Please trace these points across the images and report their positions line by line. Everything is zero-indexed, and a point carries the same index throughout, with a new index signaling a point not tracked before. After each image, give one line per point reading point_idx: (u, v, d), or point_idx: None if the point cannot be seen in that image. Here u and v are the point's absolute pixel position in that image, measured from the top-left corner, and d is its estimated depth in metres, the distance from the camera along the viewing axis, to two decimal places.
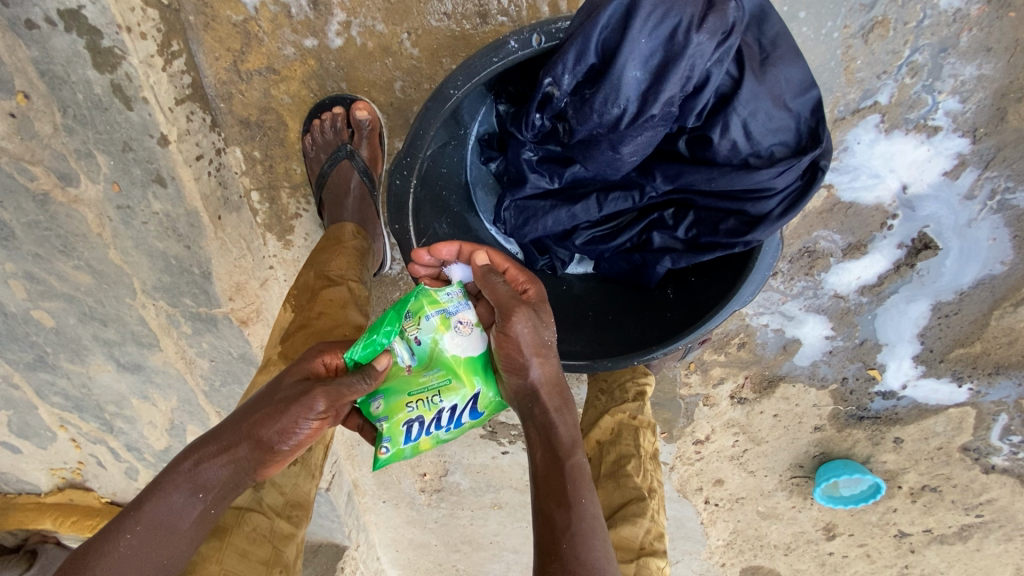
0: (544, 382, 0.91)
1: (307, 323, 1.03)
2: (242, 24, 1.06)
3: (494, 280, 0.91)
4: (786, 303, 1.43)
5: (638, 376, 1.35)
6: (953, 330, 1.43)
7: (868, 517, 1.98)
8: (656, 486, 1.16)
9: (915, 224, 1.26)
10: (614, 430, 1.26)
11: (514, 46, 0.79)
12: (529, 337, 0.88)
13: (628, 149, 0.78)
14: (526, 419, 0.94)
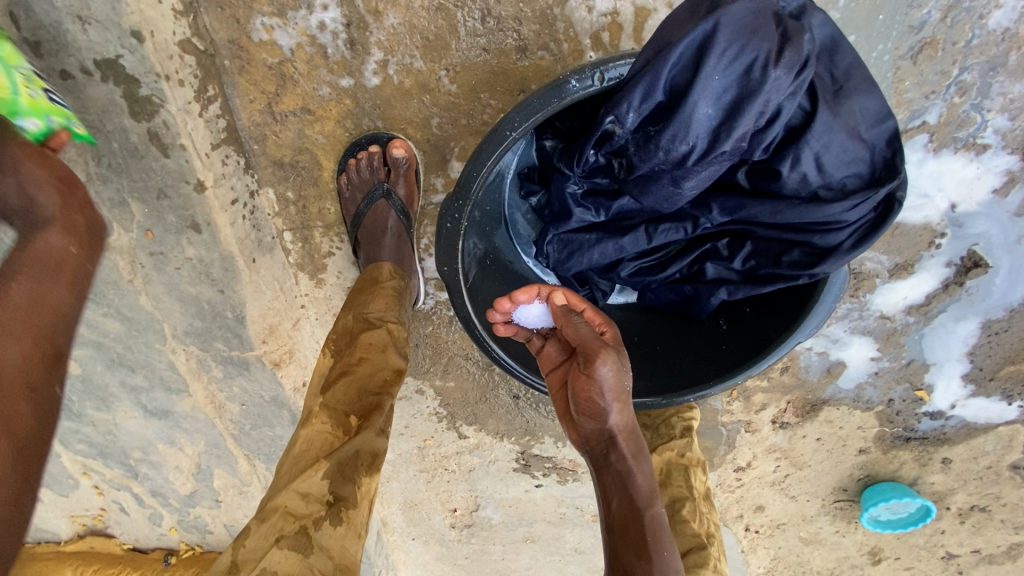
0: (622, 429, 0.95)
1: (347, 370, 0.99)
2: (277, 66, 1.04)
3: (574, 320, 0.96)
4: (831, 326, 1.39)
5: (683, 409, 1.32)
6: (1003, 348, 1.39)
7: (915, 540, 1.92)
8: (714, 532, 1.16)
9: (964, 242, 1.23)
10: (664, 471, 1.24)
11: (575, 85, 0.77)
12: (612, 382, 0.93)
13: (690, 183, 0.76)
14: (602, 463, 0.99)
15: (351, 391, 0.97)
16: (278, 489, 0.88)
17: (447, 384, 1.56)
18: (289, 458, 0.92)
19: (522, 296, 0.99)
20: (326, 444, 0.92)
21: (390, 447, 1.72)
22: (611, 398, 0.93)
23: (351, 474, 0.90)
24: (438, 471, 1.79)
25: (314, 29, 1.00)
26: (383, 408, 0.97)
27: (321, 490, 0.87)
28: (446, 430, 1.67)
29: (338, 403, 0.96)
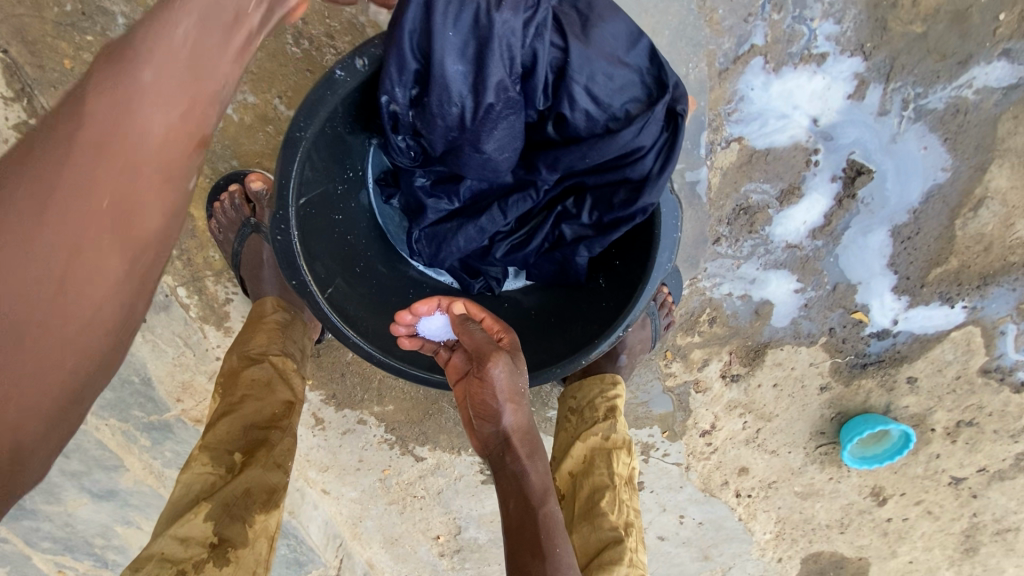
0: (515, 428, 0.94)
1: (230, 409, 1.01)
2: None
3: (470, 327, 0.97)
4: (741, 267, 1.37)
5: (608, 388, 1.31)
6: (922, 252, 1.36)
7: (914, 470, 1.84)
8: (632, 520, 1.14)
9: (840, 153, 1.22)
10: (587, 458, 1.22)
11: (341, 74, 0.77)
12: (506, 383, 0.93)
13: (491, 145, 0.82)
14: (499, 465, 0.96)
15: (235, 428, 0.99)
16: (157, 535, 0.88)
17: (387, 407, 1.56)
18: (169, 502, 0.93)
19: (422, 308, 1.02)
20: (210, 483, 0.94)
21: (353, 484, 1.69)
22: (503, 398, 0.93)
23: (239, 512, 0.91)
24: (407, 501, 1.75)
25: None
26: (271, 441, 1.00)
27: (205, 531, 0.88)
28: (402, 455, 1.64)
29: (222, 441, 0.98)
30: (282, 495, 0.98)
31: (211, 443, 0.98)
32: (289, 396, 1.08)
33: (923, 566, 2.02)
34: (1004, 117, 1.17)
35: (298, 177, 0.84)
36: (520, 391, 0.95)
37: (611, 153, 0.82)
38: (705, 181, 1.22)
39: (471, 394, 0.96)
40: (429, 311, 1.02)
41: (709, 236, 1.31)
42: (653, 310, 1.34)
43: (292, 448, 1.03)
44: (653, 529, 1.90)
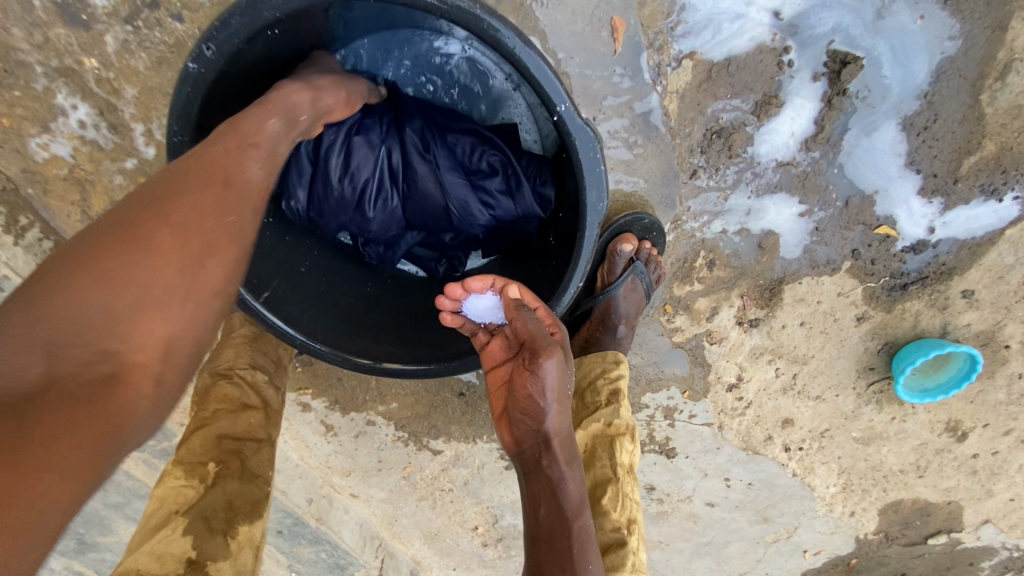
0: (556, 433, 0.82)
1: (204, 422, 1.05)
2: (70, 175, 1.10)
3: (526, 314, 0.85)
4: (729, 199, 1.23)
5: (610, 367, 1.19)
6: (946, 141, 1.15)
7: (993, 397, 1.59)
8: (636, 519, 1.05)
9: (818, 45, 1.07)
10: (588, 448, 1.13)
11: (193, 66, 0.75)
12: (556, 380, 0.80)
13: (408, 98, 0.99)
14: (531, 465, 0.86)
15: (208, 441, 1.02)
16: (131, 552, 0.86)
17: (392, 405, 1.56)
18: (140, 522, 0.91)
19: (475, 283, 0.91)
20: (184, 497, 0.94)
21: (379, 485, 1.69)
22: (548, 399, 0.80)
23: (220, 526, 0.92)
24: (436, 495, 1.72)
25: (78, 129, 1.06)
26: (246, 454, 1.04)
27: (183, 547, 0.86)
28: (419, 450, 1.63)
29: (195, 454, 1.00)
30: (265, 507, 1.01)
31: (184, 458, 0.99)
32: (263, 408, 1.12)
33: None
34: None
35: None
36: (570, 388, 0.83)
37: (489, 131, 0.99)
38: (658, 108, 1.09)
39: (513, 387, 0.85)
40: (482, 289, 0.93)
41: (684, 170, 1.17)
42: (640, 269, 1.19)
43: (265, 460, 1.07)
44: (699, 496, 1.77)
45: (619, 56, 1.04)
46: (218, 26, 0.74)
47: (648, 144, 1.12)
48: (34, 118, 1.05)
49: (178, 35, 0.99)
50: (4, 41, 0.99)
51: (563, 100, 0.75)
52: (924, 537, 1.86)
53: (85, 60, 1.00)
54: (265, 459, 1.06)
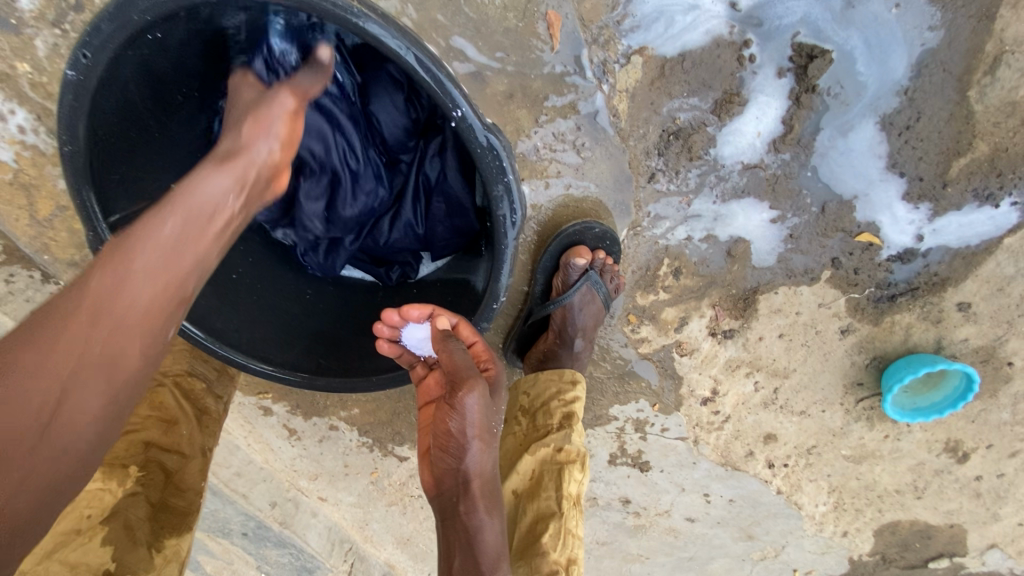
0: (477, 473, 0.80)
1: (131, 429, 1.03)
2: (15, 180, 1.11)
3: (454, 346, 0.86)
4: (693, 204, 1.14)
5: (566, 388, 1.13)
6: (932, 142, 1.05)
7: (997, 417, 1.47)
8: (577, 560, 0.99)
9: (782, 37, 0.98)
10: (535, 475, 1.06)
11: (70, 72, 0.77)
12: (479, 417, 0.80)
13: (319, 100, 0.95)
14: (448, 509, 0.82)
15: (134, 446, 1.01)
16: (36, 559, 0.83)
17: (354, 411, 1.55)
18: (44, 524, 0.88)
19: (413, 311, 0.93)
20: (98, 501, 0.92)
21: (347, 490, 1.67)
22: (466, 433, 0.81)
23: (143, 537, 0.93)
24: (406, 500, 1.71)
25: (18, 135, 1.05)
26: (169, 467, 1.02)
27: (101, 557, 0.87)
28: (384, 456, 1.60)
29: (118, 457, 0.98)
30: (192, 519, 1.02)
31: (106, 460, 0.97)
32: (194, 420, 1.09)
33: None
34: None
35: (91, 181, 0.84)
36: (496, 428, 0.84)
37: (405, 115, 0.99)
38: (605, 110, 1.01)
39: (436, 422, 0.85)
40: (420, 319, 0.94)
41: (640, 174, 1.09)
42: (594, 279, 1.13)
43: (195, 472, 1.06)
44: (677, 511, 1.70)
45: (559, 53, 0.97)
46: (89, 32, 0.75)
47: (596, 147, 1.04)
48: None
49: None
50: None
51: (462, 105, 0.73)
52: (924, 559, 1.75)
53: (18, 64, 0.99)
54: (193, 471, 1.05)
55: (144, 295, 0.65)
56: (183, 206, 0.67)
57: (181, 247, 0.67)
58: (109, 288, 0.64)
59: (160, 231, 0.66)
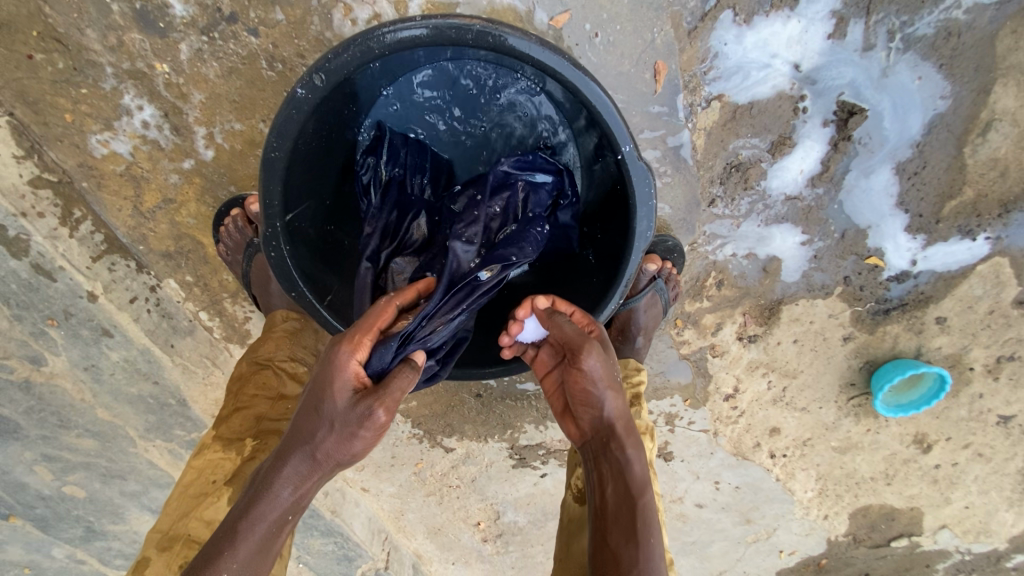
0: (617, 416, 0.94)
1: (242, 405, 1.09)
2: (126, 172, 1.15)
3: (559, 321, 0.92)
4: (740, 226, 1.35)
5: (632, 373, 1.29)
6: (931, 186, 1.30)
7: (957, 413, 1.67)
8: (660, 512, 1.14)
9: (829, 95, 1.20)
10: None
11: (302, 92, 0.83)
12: (603, 371, 0.91)
13: (453, 117, 1.03)
14: (598, 452, 0.96)
15: (247, 421, 1.07)
16: (183, 517, 0.95)
17: (409, 403, 1.65)
18: (179, 488, 0.99)
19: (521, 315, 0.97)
20: (223, 469, 1.01)
21: (389, 480, 1.75)
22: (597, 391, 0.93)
23: None
24: (444, 491, 1.78)
25: (140, 129, 1.11)
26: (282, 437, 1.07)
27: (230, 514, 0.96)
28: (431, 447, 1.70)
29: (235, 431, 1.06)
30: None
31: (225, 434, 1.05)
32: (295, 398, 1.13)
33: (980, 511, 1.83)
34: (1001, 33, 1.14)
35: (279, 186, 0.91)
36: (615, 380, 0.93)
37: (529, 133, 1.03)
38: (688, 144, 1.23)
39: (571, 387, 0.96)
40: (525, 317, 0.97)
41: (703, 198, 1.30)
42: (660, 286, 1.31)
43: None
44: (690, 497, 1.89)
45: (659, 95, 1.19)
46: (328, 58, 0.81)
47: (675, 175, 1.27)
48: (98, 115, 1.09)
49: (251, 48, 1.05)
50: (79, 43, 1.04)
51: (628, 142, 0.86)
52: (888, 539, 1.93)
53: (158, 64, 1.05)
54: None
55: (312, 470, 0.80)
56: (370, 397, 0.77)
57: (351, 438, 0.78)
58: (292, 468, 0.80)
59: (336, 411, 0.78)
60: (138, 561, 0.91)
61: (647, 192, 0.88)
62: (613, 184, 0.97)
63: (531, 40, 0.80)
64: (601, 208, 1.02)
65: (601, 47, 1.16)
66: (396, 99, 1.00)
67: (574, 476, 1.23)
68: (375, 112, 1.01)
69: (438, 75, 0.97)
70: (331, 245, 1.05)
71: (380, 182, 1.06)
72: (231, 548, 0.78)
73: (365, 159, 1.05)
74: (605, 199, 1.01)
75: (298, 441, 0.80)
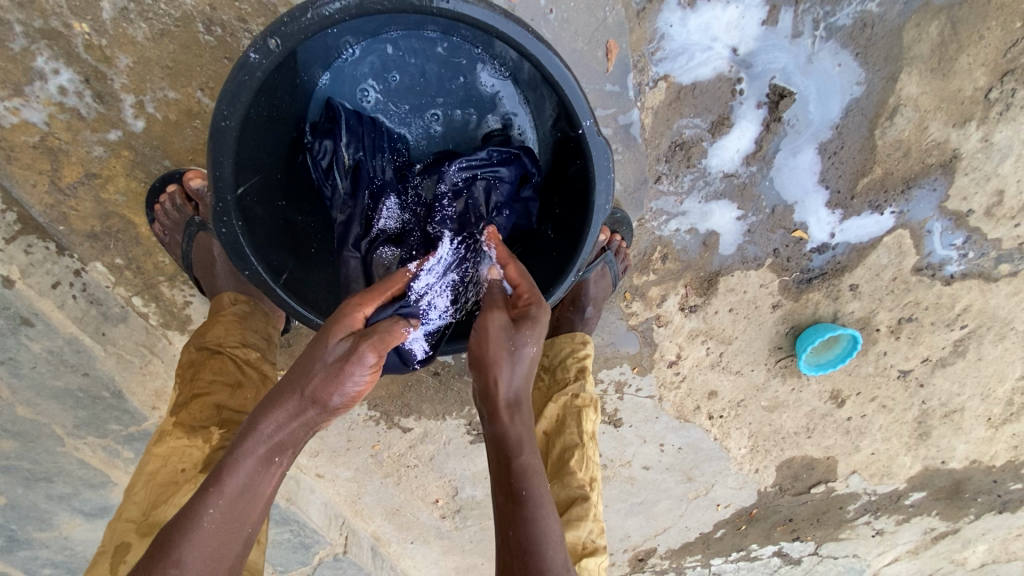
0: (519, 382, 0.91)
1: (200, 392, 1.03)
2: (41, 143, 1.06)
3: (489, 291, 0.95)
4: (684, 203, 1.44)
5: (578, 347, 1.34)
6: (848, 164, 1.43)
7: (865, 370, 1.85)
8: (597, 478, 1.20)
9: (762, 79, 1.30)
10: (559, 418, 1.26)
11: (255, 57, 0.80)
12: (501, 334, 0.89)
13: (408, 94, 1.04)
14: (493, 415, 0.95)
15: (208, 410, 1.02)
16: (158, 506, 0.93)
17: None
18: (143, 478, 0.96)
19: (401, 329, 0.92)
20: (190, 457, 0.98)
21: (345, 464, 1.74)
22: (488, 359, 0.89)
23: None
24: (401, 471, 1.77)
25: (57, 96, 1.02)
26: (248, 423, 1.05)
27: None
28: (389, 429, 1.70)
29: (197, 419, 1.01)
30: None
31: (185, 421, 1.01)
32: (257, 383, 1.09)
33: (883, 456, 2.07)
34: (907, 26, 1.27)
35: (229, 157, 0.86)
36: (513, 355, 0.89)
37: (482, 111, 1.06)
38: (637, 123, 1.31)
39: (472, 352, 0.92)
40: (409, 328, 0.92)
41: (650, 175, 1.39)
42: (610, 258, 1.38)
43: None
44: (637, 461, 2.00)
45: (611, 74, 1.26)
46: (284, 21, 0.80)
47: (625, 152, 1.34)
48: (6, 79, 1.00)
49: (185, 10, 0.99)
50: None
51: (588, 117, 0.92)
52: (808, 486, 2.13)
53: (76, 24, 0.98)
54: None
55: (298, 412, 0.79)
56: (369, 343, 0.77)
57: (337, 382, 0.77)
58: (276, 411, 0.79)
59: (330, 353, 0.78)
60: (117, 547, 0.90)
61: (605, 164, 0.94)
62: (571, 158, 1.01)
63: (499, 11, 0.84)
64: (559, 186, 1.06)
65: (555, 24, 1.20)
66: (353, 73, 1.00)
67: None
68: (328, 88, 1.01)
69: (397, 56, 0.98)
70: (283, 222, 1.01)
71: (342, 165, 1.04)
72: (212, 494, 0.78)
73: (322, 142, 1.03)
74: (563, 178, 1.04)
75: (286, 381, 0.80)
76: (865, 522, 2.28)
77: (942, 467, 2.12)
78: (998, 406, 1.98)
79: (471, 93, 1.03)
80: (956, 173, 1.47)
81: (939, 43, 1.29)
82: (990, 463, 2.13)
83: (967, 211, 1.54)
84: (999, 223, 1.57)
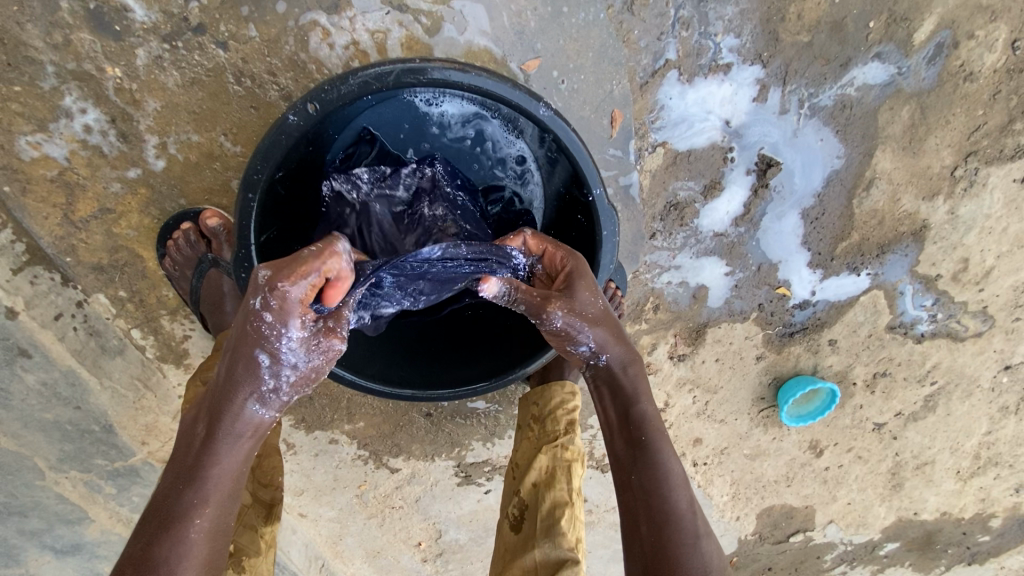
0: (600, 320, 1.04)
1: None
2: (59, 177, 1.08)
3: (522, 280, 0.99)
4: (677, 257, 1.52)
5: (568, 398, 1.36)
6: (829, 229, 1.53)
7: (841, 422, 1.92)
8: (584, 539, 1.19)
9: (751, 149, 1.40)
10: (550, 470, 1.26)
11: (293, 119, 0.90)
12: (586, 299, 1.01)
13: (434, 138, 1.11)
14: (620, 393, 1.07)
15: None
16: None
17: (358, 424, 1.63)
18: None
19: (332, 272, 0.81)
20: None
21: (329, 504, 1.71)
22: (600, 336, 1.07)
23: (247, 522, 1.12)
24: (386, 512, 1.75)
25: (81, 133, 1.06)
26: None
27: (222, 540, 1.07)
28: (376, 468, 1.68)
29: None
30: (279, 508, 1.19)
31: None
32: None
33: (859, 506, 2.12)
34: (882, 108, 1.39)
35: (257, 211, 0.96)
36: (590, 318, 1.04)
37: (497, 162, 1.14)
38: (637, 184, 1.39)
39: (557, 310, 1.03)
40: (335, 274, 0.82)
41: (646, 232, 1.46)
42: (603, 304, 1.43)
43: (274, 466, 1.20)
44: None
45: (614, 139, 1.34)
46: (325, 88, 0.89)
47: (625, 211, 1.42)
48: (32, 115, 1.04)
49: (218, 61, 1.05)
50: (17, 38, 0.99)
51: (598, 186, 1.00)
52: (787, 535, 2.16)
53: (108, 68, 1.02)
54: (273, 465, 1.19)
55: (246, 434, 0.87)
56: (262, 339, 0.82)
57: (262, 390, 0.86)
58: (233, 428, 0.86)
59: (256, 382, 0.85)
60: None
61: (611, 230, 1.02)
62: (579, 218, 1.08)
63: (524, 87, 0.93)
64: (564, 240, 1.14)
65: (565, 92, 1.29)
66: (387, 115, 1.06)
67: (511, 504, 1.27)
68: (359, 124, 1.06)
69: (428, 115, 1.08)
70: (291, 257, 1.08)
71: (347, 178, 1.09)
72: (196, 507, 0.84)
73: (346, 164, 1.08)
74: (568, 235, 1.13)
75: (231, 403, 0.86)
76: (842, 572, 2.29)
77: (915, 519, 2.18)
78: (965, 460, 2.06)
79: (486, 157, 1.14)
80: (926, 242, 1.58)
81: (910, 124, 1.42)
82: (959, 515, 2.19)
83: (936, 276, 1.65)
84: (965, 287, 1.68)
